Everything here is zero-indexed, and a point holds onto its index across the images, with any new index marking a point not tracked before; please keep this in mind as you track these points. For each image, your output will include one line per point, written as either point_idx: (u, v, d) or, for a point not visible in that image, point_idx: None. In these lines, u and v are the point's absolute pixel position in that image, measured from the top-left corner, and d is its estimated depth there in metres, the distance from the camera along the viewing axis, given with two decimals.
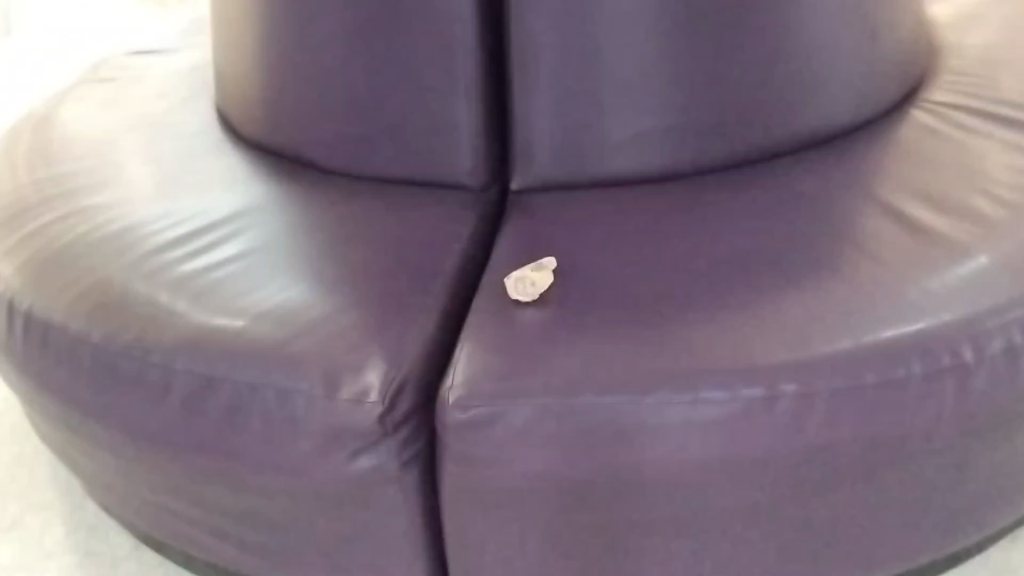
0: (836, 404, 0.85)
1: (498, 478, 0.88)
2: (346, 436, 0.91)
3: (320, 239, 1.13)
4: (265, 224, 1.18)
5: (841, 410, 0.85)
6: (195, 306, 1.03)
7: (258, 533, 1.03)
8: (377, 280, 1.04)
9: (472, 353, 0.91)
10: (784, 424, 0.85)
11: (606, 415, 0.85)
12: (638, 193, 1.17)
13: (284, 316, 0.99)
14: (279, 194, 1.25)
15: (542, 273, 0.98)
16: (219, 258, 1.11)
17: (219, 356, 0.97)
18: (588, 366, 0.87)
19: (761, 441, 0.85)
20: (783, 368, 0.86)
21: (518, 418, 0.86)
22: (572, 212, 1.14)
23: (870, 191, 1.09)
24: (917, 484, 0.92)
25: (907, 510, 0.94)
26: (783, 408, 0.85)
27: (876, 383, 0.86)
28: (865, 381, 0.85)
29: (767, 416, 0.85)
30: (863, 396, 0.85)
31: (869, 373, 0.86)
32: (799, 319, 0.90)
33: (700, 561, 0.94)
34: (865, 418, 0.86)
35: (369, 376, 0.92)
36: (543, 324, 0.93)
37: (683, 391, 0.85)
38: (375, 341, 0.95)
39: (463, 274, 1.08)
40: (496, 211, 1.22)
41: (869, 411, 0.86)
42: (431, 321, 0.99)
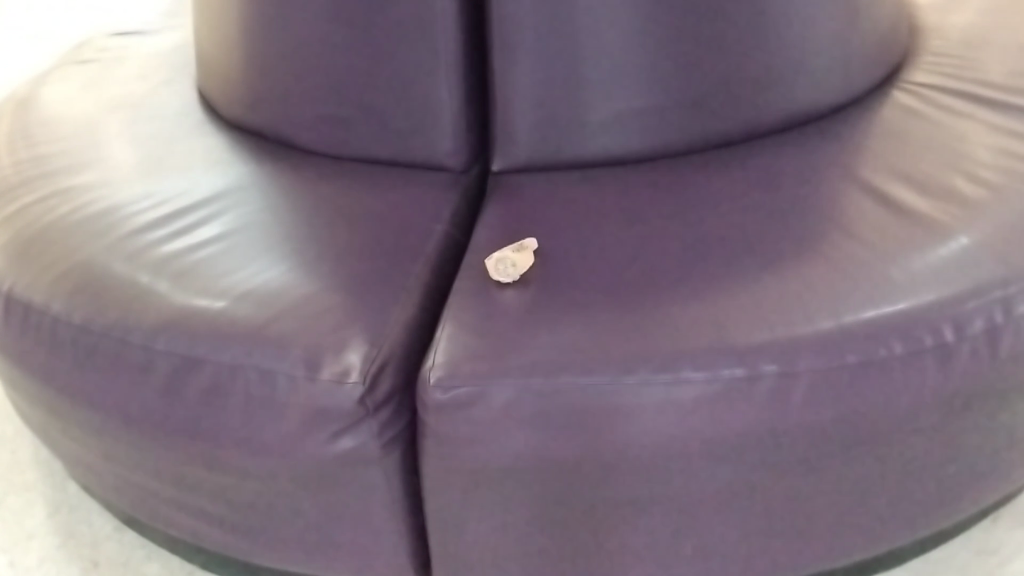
0: (817, 384, 0.86)
1: (479, 457, 0.88)
2: (328, 416, 0.91)
3: (301, 219, 1.12)
4: (248, 205, 1.17)
5: (820, 390, 0.86)
6: (177, 287, 1.03)
7: (240, 513, 1.03)
8: (358, 261, 1.03)
9: (453, 334, 0.91)
10: (764, 404, 0.85)
11: (588, 396, 0.85)
12: (621, 174, 1.17)
13: (266, 298, 0.99)
14: (261, 175, 1.24)
15: (523, 255, 0.98)
16: (200, 239, 1.10)
17: (201, 337, 0.96)
18: (570, 347, 0.87)
19: (742, 420, 0.86)
20: (765, 347, 0.86)
21: (500, 398, 0.86)
22: (554, 192, 1.14)
23: (852, 172, 1.09)
24: (897, 464, 0.92)
25: (887, 489, 0.95)
26: (765, 388, 0.85)
27: (856, 363, 0.86)
28: (846, 360, 0.86)
29: (748, 396, 0.85)
30: (844, 376, 0.86)
31: (850, 354, 0.86)
32: (780, 300, 0.90)
33: (681, 540, 0.94)
34: (847, 397, 0.86)
35: (350, 357, 0.91)
36: (524, 305, 0.92)
37: (664, 371, 0.85)
38: (356, 322, 0.95)
39: (445, 255, 1.07)
40: (477, 192, 1.22)
41: (850, 390, 0.86)
42: (413, 301, 0.99)
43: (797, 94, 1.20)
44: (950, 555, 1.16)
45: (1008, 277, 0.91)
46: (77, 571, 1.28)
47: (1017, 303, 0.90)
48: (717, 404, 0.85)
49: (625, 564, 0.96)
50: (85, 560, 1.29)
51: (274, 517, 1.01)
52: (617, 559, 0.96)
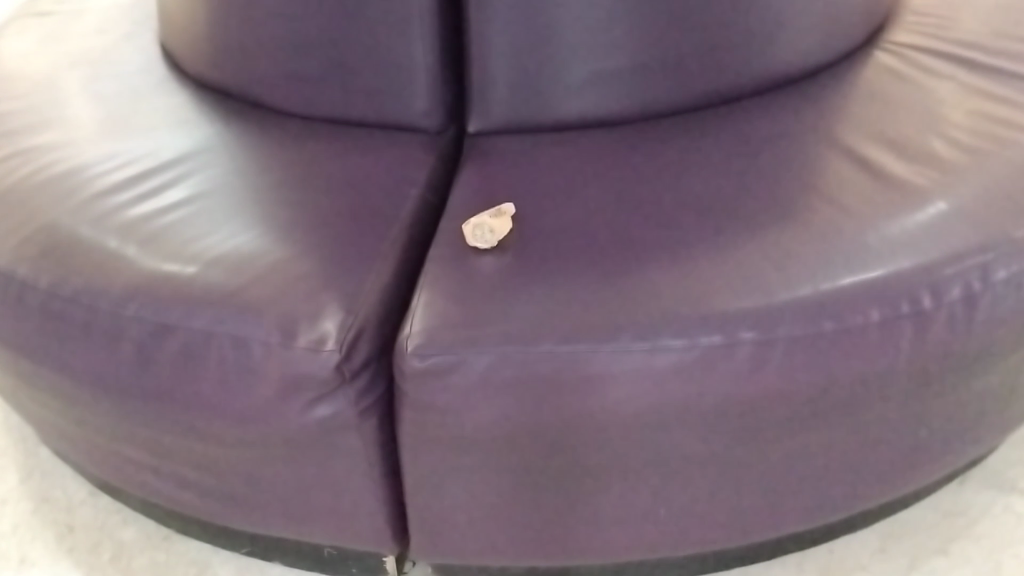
0: (794, 351, 0.86)
1: (456, 425, 0.88)
2: (303, 384, 0.89)
3: (273, 182, 1.10)
4: (217, 167, 1.14)
5: (798, 357, 0.86)
6: (146, 251, 1.01)
7: (214, 480, 1.02)
8: (332, 226, 1.01)
9: (430, 301, 0.90)
10: (741, 371, 0.85)
11: (565, 364, 0.84)
12: (599, 136, 1.16)
13: (237, 263, 0.97)
14: (229, 135, 1.22)
15: (501, 220, 0.96)
16: (168, 202, 1.08)
17: (172, 303, 0.94)
18: (547, 314, 0.86)
19: (719, 387, 0.86)
20: (744, 314, 0.86)
21: (477, 366, 0.85)
22: (530, 155, 1.12)
23: (832, 135, 1.08)
24: (872, 430, 0.93)
25: (863, 455, 0.95)
26: (744, 355, 0.85)
27: (835, 331, 0.86)
28: (825, 328, 0.86)
29: (726, 363, 0.85)
30: (823, 343, 0.86)
31: (829, 321, 0.86)
32: (760, 267, 0.90)
33: (657, 505, 0.95)
34: (824, 363, 0.86)
35: (325, 324, 0.89)
36: (500, 271, 0.91)
37: (643, 339, 0.84)
38: (331, 288, 0.93)
39: (420, 219, 1.05)
40: (452, 153, 1.20)
41: (827, 357, 0.86)
42: (388, 266, 0.97)
43: (777, 55, 1.19)
44: (919, 517, 1.18)
45: (986, 243, 0.91)
46: (52, 536, 1.27)
47: (995, 269, 0.90)
48: (695, 371, 0.85)
49: (602, 529, 0.97)
50: (60, 525, 1.28)
51: (251, 483, 1.00)
52: (595, 524, 0.96)
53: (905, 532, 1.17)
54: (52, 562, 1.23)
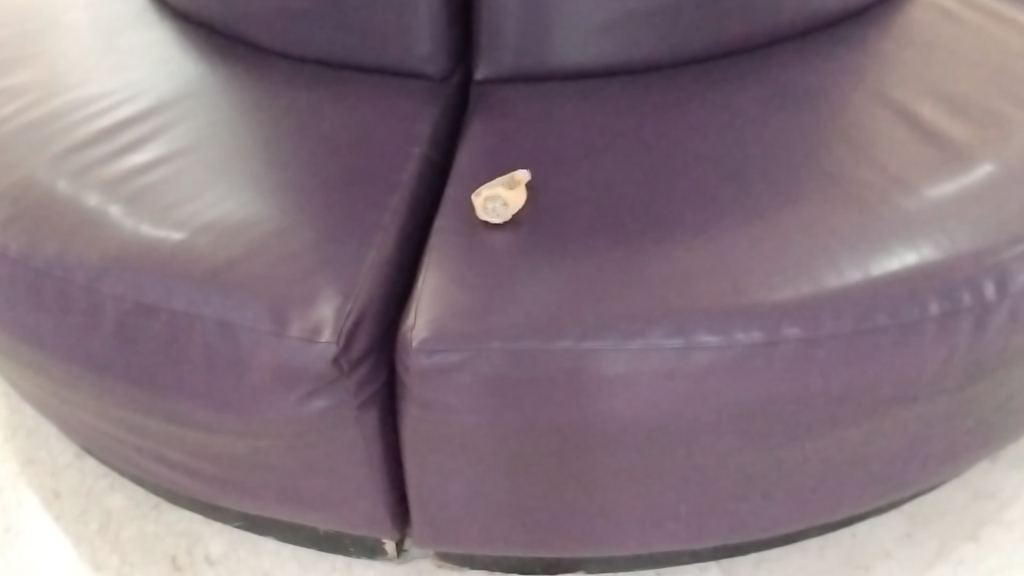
0: (840, 348, 0.78)
1: (465, 423, 0.80)
2: (297, 377, 0.80)
3: (263, 136, 1.00)
4: (203, 116, 1.04)
5: (843, 354, 0.78)
6: (129, 214, 0.91)
7: (203, 463, 0.95)
8: (328, 192, 0.92)
9: (436, 287, 0.81)
10: (780, 370, 0.78)
11: (586, 362, 0.76)
12: (621, 87, 1.05)
13: (226, 231, 0.88)
14: (216, 78, 1.11)
15: (516, 192, 0.86)
16: (153, 156, 0.98)
17: (154, 278, 0.85)
18: (566, 305, 0.77)
19: (755, 386, 0.78)
20: (787, 305, 0.77)
21: (489, 363, 0.76)
22: (545, 109, 1.02)
23: (881, 89, 0.98)
24: (914, 424, 0.86)
25: (902, 449, 0.89)
26: (786, 351, 0.77)
27: (887, 325, 0.78)
28: (876, 322, 0.77)
29: (765, 362, 0.77)
30: (872, 338, 0.78)
31: (881, 314, 0.77)
32: (805, 250, 0.81)
33: (680, 502, 0.88)
34: (871, 358, 0.79)
35: (321, 310, 0.80)
36: (513, 251, 0.82)
37: (674, 335, 0.76)
38: (326, 266, 0.84)
39: (422, 184, 0.95)
40: (458, 103, 1.09)
41: (875, 353, 0.78)
42: (390, 241, 0.88)
43: None
44: (948, 499, 1.12)
45: None
46: (37, 501, 1.21)
47: None
48: (731, 369, 0.77)
49: (618, 526, 0.90)
50: (45, 490, 1.22)
51: (244, 470, 0.93)
52: (612, 520, 0.90)
53: (932, 515, 1.11)
54: (37, 532, 1.17)
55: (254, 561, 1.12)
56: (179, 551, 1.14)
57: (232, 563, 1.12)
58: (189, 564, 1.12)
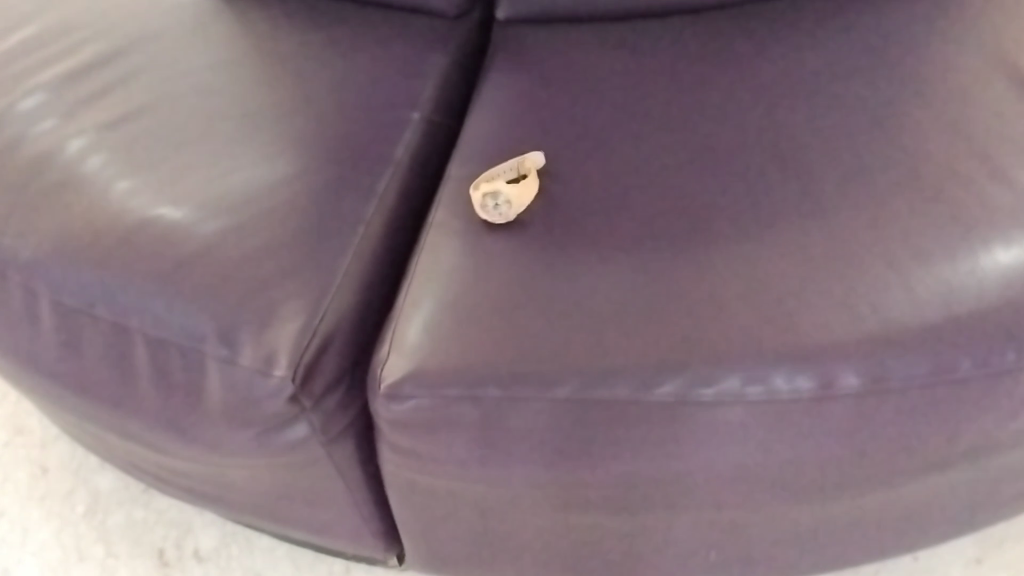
0: (913, 403, 0.60)
1: (449, 476, 0.65)
2: (250, 413, 0.66)
3: (243, 88, 0.84)
4: (174, 61, 0.88)
5: (920, 410, 0.61)
6: (97, 174, 0.77)
7: (170, 475, 0.83)
8: (303, 167, 0.75)
9: (417, 310, 0.65)
10: (840, 429, 0.61)
11: (595, 416, 0.60)
12: (670, 31, 0.85)
13: (202, 205, 0.74)
14: (198, 9, 0.94)
15: (520, 188, 0.69)
16: (131, 101, 0.84)
17: (102, 271, 0.71)
18: (573, 342, 0.61)
19: (807, 449, 0.61)
20: (853, 344, 0.60)
21: (474, 414, 0.61)
22: (572, 61, 0.83)
23: (993, 40, 0.77)
24: (1003, 470, 0.69)
25: (985, 494, 0.72)
26: (846, 404, 0.60)
27: (971, 373, 0.60)
28: (960, 371, 0.60)
29: (820, 420, 0.60)
30: (953, 390, 0.60)
31: (965, 360, 0.60)
32: (881, 268, 0.62)
33: (713, 557, 0.73)
34: (958, 413, 0.61)
35: (277, 336, 0.65)
36: (514, 264, 0.66)
37: (707, 384, 0.60)
38: (290, 273, 0.68)
39: (419, 161, 0.79)
40: (473, 51, 0.91)
41: (958, 408, 0.61)
42: (372, 239, 0.71)
43: None
44: None
45: None
46: (23, 478, 1.12)
47: None
48: (774, 425, 0.60)
49: None
50: (33, 465, 1.13)
51: (213, 488, 0.81)
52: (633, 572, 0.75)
53: None
54: (21, 513, 1.08)
55: (245, 559, 1.01)
56: (167, 543, 1.04)
57: (221, 561, 1.02)
58: (177, 559, 1.02)
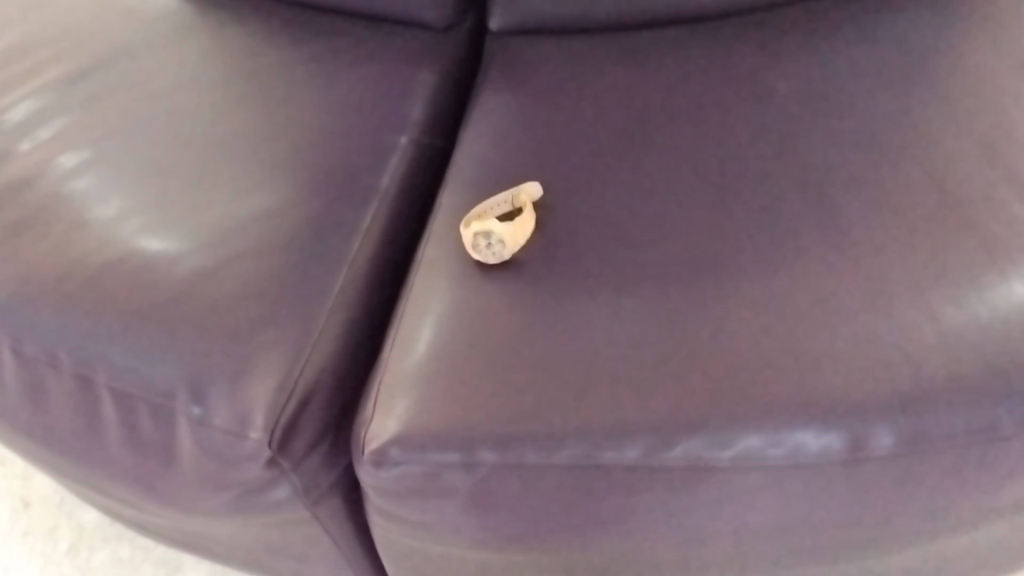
0: (950, 461, 0.55)
1: (443, 541, 0.60)
2: (227, 476, 0.61)
3: (221, 109, 0.78)
4: (144, 80, 0.82)
5: (957, 469, 0.55)
6: (68, 204, 0.72)
7: (150, 526, 0.78)
8: (281, 199, 0.70)
9: (405, 363, 0.60)
10: (869, 487, 0.55)
11: (603, 478, 0.55)
12: (675, 40, 0.79)
13: (178, 238, 0.68)
14: (174, 23, 0.88)
15: (513, 224, 0.63)
16: (106, 123, 0.78)
17: (65, 317, 0.66)
18: (576, 399, 0.56)
19: (831, 507, 0.56)
20: (884, 399, 0.54)
21: (469, 479, 0.56)
22: (570, 76, 0.77)
23: None
24: None
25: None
26: (876, 466, 0.54)
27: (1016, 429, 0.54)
28: (1002, 427, 0.54)
29: (847, 480, 0.55)
30: (997, 448, 0.54)
31: (1009, 415, 0.54)
32: (912, 312, 0.57)
33: None
34: (1000, 470, 0.55)
35: (253, 394, 0.60)
36: (510, 311, 0.61)
37: (723, 446, 0.54)
38: (267, 321, 0.63)
39: (408, 190, 0.73)
40: (465, 65, 0.85)
41: (1000, 466, 0.55)
42: (358, 280, 0.66)
43: None
44: None
45: None
46: (7, 513, 1.07)
47: None
48: (797, 486, 0.55)
49: None
50: (16, 500, 1.08)
51: (195, 541, 0.76)
52: None
53: None
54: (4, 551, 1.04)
55: None
56: None
57: None
58: None
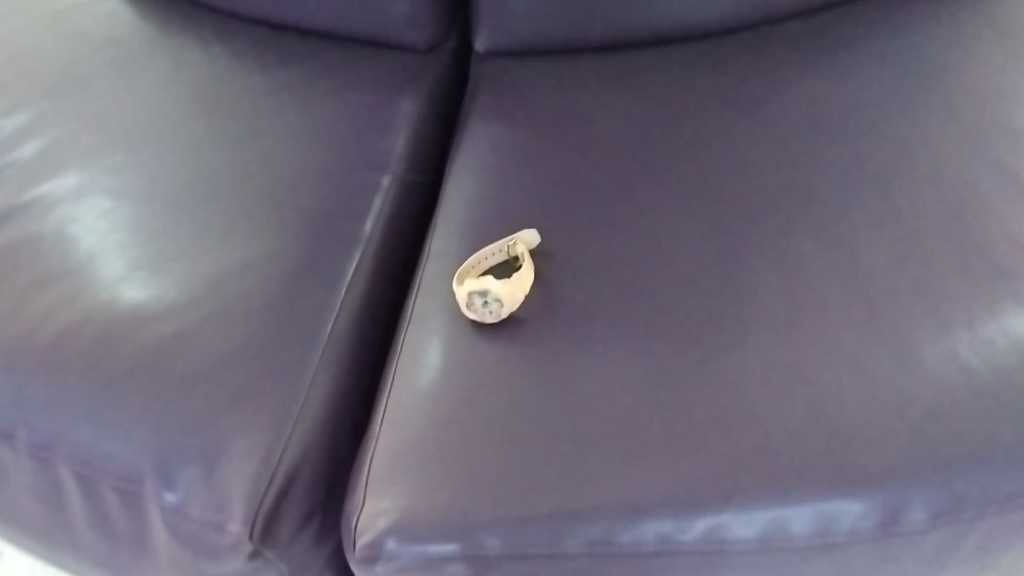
0: (985, 526, 0.51)
1: None
2: (208, 562, 0.56)
3: (189, 144, 0.73)
4: (100, 113, 0.76)
5: (991, 533, 0.51)
6: (27, 257, 0.66)
7: None
8: (256, 249, 0.64)
9: (396, 437, 0.55)
10: (898, 554, 0.52)
11: (614, 561, 0.51)
12: (674, 58, 0.74)
13: (149, 294, 0.63)
14: (136, 46, 0.82)
15: (507, 282, 0.58)
16: (66, 163, 0.72)
17: (24, 388, 0.60)
18: (583, 478, 0.51)
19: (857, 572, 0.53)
20: (918, 471, 0.50)
21: (471, 568, 0.52)
22: (563, 102, 0.72)
23: None
24: None
25: None
26: (907, 540, 0.51)
27: None
28: None
29: (877, 550, 0.51)
30: None
31: None
32: (947, 370, 0.52)
33: None
34: None
35: (232, 476, 0.55)
36: (510, 375, 0.56)
37: (744, 527, 0.50)
38: (245, 391, 0.57)
39: (392, 234, 0.68)
40: (449, 88, 0.80)
41: None
42: (342, 339, 0.61)
43: None
44: None
45: None
46: None
47: None
48: (822, 558, 0.51)
49: None
50: None
51: None
52: None
53: None
54: None
55: None
56: None
57: None
58: None
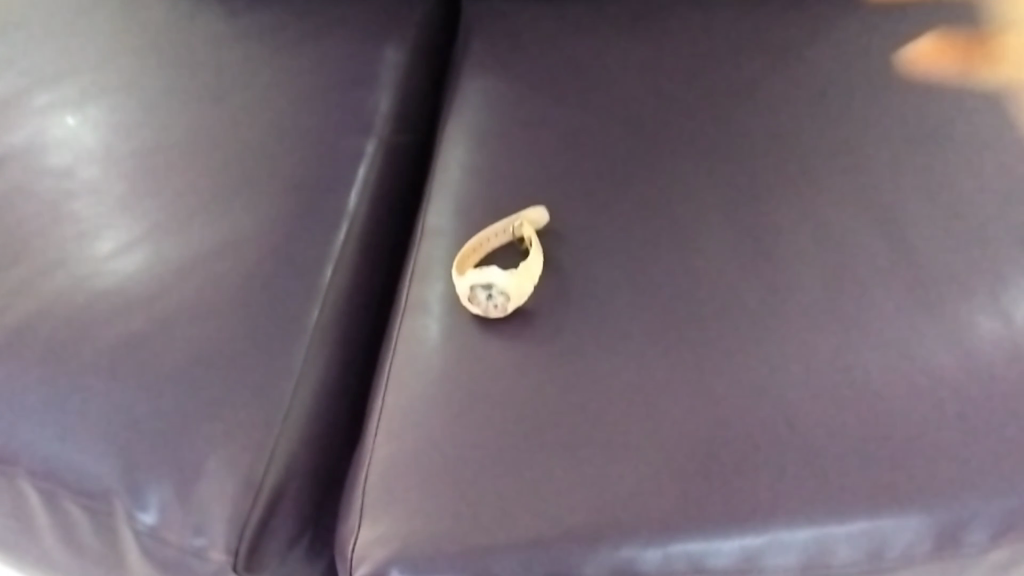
0: None
1: None
2: None
3: (152, 102, 0.65)
4: (46, 65, 0.68)
5: None
6: None
7: None
8: (236, 228, 0.58)
9: (395, 448, 0.49)
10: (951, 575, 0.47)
11: None
12: (690, 12, 0.68)
13: (115, 279, 0.56)
14: None
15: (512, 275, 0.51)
16: (16, 122, 0.64)
17: None
18: (607, 496, 0.45)
19: None
20: (979, 485, 0.45)
21: None
22: (570, 60, 0.65)
23: None
24: None
25: None
26: (965, 559, 0.45)
27: None
28: None
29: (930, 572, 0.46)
30: None
31: None
32: (1005, 371, 0.47)
33: None
34: None
35: (228, 499, 0.50)
36: (519, 375, 0.49)
37: (788, 551, 0.44)
38: (226, 394, 0.51)
39: (380, 208, 0.61)
40: (439, 36, 0.73)
41: None
42: (330, 330, 0.55)
43: None
44: None
45: None
46: None
47: None
48: None
49: None
50: None
51: None
52: None
53: None
54: None
55: None
56: None
57: None
58: None
